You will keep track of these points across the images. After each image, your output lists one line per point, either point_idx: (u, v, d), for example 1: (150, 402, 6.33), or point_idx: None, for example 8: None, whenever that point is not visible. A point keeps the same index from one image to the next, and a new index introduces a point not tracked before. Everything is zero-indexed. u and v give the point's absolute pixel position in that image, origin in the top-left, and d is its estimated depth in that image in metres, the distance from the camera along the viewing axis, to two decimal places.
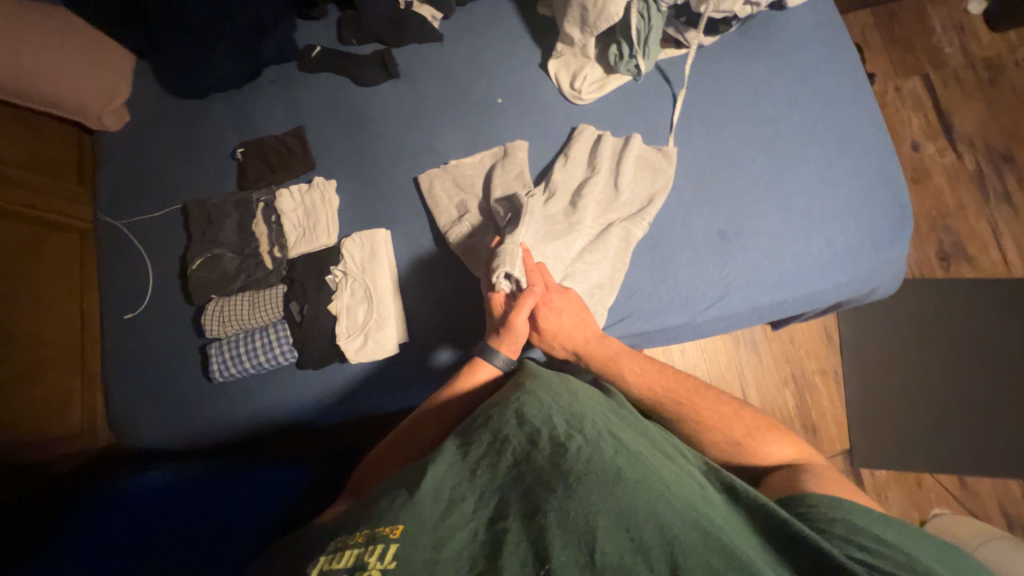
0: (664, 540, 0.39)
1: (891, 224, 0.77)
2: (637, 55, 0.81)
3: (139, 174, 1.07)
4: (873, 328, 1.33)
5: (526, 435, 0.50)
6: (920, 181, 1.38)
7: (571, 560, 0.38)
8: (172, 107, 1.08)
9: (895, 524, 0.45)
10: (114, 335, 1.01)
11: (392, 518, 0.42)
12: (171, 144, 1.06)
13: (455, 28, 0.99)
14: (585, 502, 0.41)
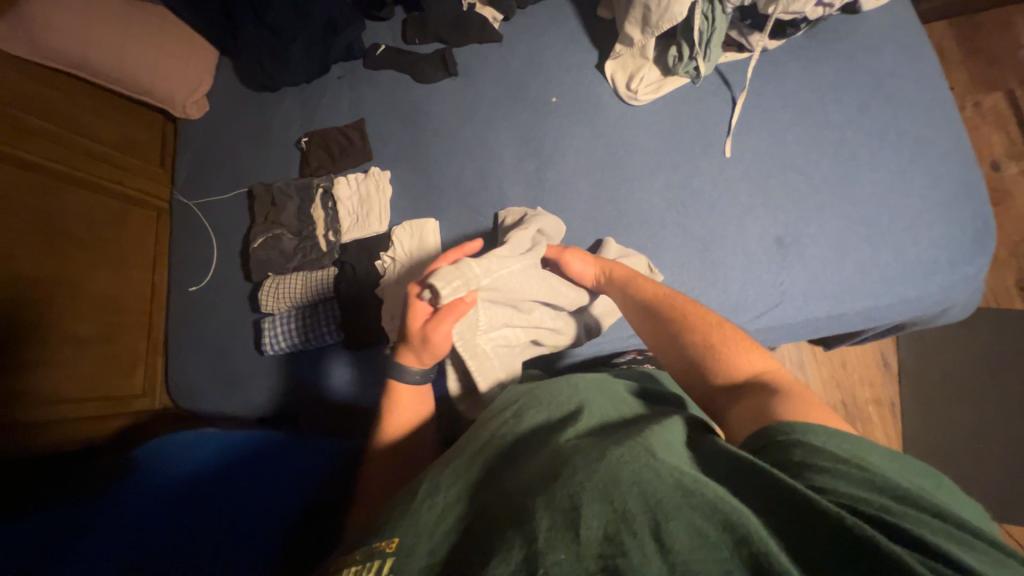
0: (647, 506, 0.34)
1: (970, 239, 0.72)
2: (697, 56, 0.81)
3: (214, 159, 1.15)
4: (940, 359, 1.23)
5: (523, 433, 0.49)
6: (999, 203, 1.28)
7: (553, 538, 0.34)
8: (248, 99, 1.17)
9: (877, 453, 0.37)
10: (179, 306, 1.09)
11: (389, 532, 0.42)
12: (245, 133, 1.15)
13: (514, 29, 1.01)
14: (567, 476, 0.38)
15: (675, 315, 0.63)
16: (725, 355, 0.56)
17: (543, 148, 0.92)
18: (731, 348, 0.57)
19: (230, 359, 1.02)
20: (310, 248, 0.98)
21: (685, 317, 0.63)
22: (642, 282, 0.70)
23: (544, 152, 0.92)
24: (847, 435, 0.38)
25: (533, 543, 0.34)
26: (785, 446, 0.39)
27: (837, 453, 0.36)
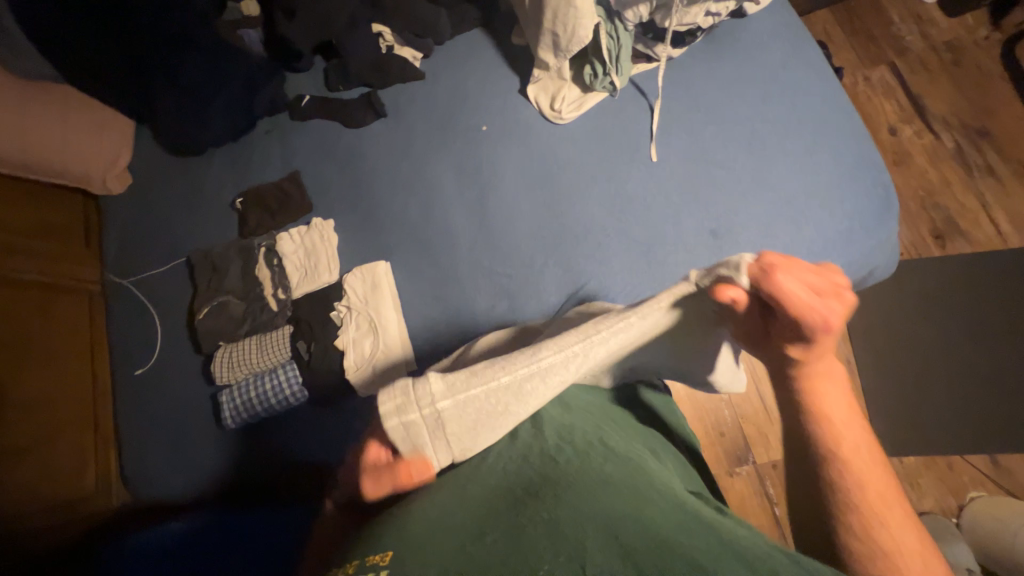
0: (653, 541, 0.39)
1: (878, 205, 0.78)
2: (610, 72, 0.86)
3: (144, 233, 1.10)
4: (880, 312, 1.33)
5: (518, 454, 0.54)
6: (902, 163, 1.41)
7: (562, 561, 0.37)
8: (173, 167, 1.13)
9: None
10: (126, 392, 1.02)
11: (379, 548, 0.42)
12: (174, 201, 1.10)
13: (435, 64, 1.04)
14: (575, 509, 0.43)
15: (877, 509, 0.46)
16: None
17: (482, 175, 0.94)
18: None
19: (188, 438, 0.95)
20: (261, 310, 0.95)
21: (889, 513, 0.46)
22: (870, 452, 0.49)
23: (484, 179, 0.94)
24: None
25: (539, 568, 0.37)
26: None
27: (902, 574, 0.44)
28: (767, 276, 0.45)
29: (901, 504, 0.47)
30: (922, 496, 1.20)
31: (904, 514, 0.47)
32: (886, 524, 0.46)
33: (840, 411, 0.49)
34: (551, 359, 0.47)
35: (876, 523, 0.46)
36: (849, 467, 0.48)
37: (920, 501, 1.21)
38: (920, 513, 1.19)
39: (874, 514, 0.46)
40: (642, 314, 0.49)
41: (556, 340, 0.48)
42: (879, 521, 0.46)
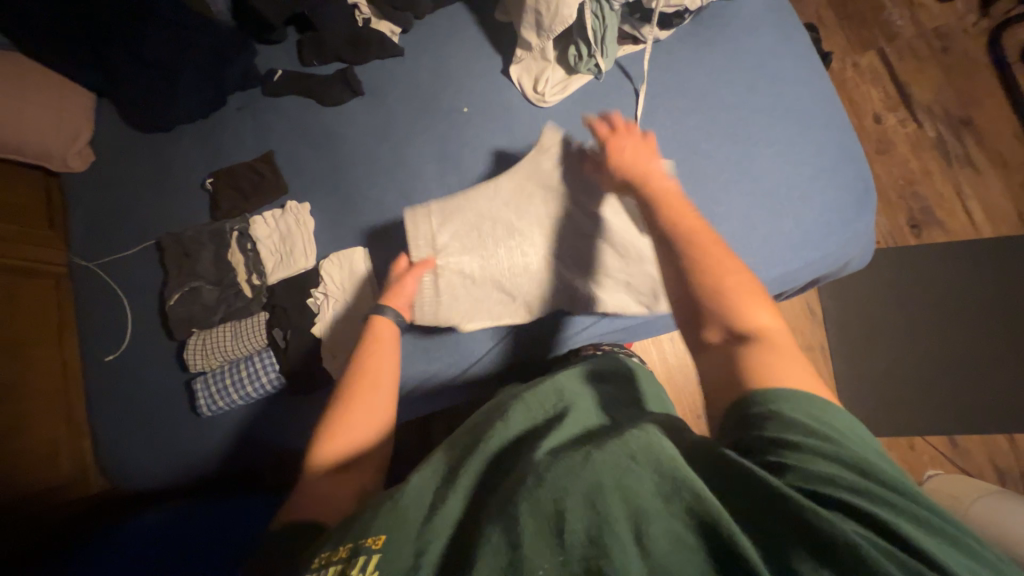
0: (630, 512, 0.39)
1: (857, 197, 0.79)
2: (595, 54, 0.83)
3: (109, 214, 1.05)
4: (855, 299, 1.36)
5: (508, 434, 0.54)
6: (885, 152, 1.42)
7: (540, 544, 0.40)
8: (139, 145, 1.07)
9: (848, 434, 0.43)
10: (100, 379, 0.99)
11: (375, 530, 0.46)
12: (141, 180, 1.05)
13: (415, 40, 0.99)
14: (553, 484, 0.43)
15: (734, 292, 0.56)
16: (781, 363, 0.49)
17: (463, 160, 0.91)
18: (788, 357, 0.49)
19: (164, 425, 0.94)
20: (235, 297, 0.92)
21: (744, 299, 0.55)
22: (737, 281, 0.57)
23: (464, 164, 0.91)
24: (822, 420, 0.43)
25: (517, 548, 0.40)
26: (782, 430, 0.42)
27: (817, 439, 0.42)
28: (614, 134, 0.75)
29: (760, 296, 0.56)
30: None
31: (772, 319, 0.54)
32: (741, 309, 0.54)
33: (723, 259, 0.59)
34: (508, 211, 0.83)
35: (728, 307, 0.55)
36: (716, 275, 0.57)
37: None
38: None
39: (725, 295, 0.56)
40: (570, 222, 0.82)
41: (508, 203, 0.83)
42: (737, 310, 0.54)
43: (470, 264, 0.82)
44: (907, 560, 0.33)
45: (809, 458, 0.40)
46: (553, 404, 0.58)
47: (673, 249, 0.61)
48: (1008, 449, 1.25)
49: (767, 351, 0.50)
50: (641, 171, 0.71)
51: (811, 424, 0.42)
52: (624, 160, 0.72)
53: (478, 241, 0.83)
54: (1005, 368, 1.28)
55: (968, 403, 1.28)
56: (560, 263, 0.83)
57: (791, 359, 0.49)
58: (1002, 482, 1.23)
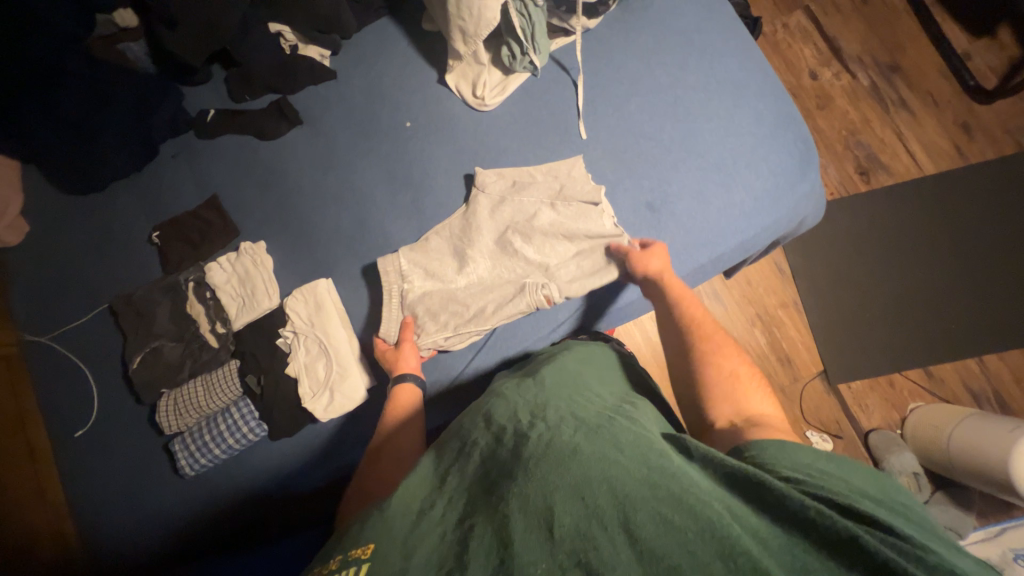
0: (618, 501, 0.41)
1: (799, 159, 0.81)
2: (528, 51, 0.82)
3: (55, 285, 1.00)
4: (819, 252, 1.40)
5: (493, 434, 0.55)
6: (825, 106, 1.46)
7: (531, 540, 0.40)
8: (74, 208, 1.02)
9: (836, 460, 0.47)
10: (67, 457, 0.94)
11: (363, 540, 0.45)
12: (83, 244, 1.00)
13: (347, 62, 0.98)
14: (542, 481, 0.44)
15: (742, 380, 0.63)
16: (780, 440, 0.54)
17: (414, 177, 0.90)
18: (785, 434, 0.55)
19: (145, 493, 0.90)
20: (201, 348, 0.90)
21: (745, 386, 0.62)
22: (745, 374, 0.64)
23: (416, 181, 0.90)
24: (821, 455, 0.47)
25: (507, 547, 0.40)
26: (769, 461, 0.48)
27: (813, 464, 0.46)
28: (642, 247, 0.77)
29: (758, 382, 0.63)
30: (869, 416, 1.31)
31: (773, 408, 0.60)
32: (746, 398, 0.61)
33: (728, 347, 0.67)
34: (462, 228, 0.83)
35: (733, 393, 0.61)
36: (718, 363, 0.65)
37: (868, 420, 1.32)
38: (870, 431, 1.30)
39: (733, 380, 0.63)
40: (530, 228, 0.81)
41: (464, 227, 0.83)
42: (739, 394, 0.61)
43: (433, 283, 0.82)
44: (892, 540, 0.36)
45: (820, 480, 0.44)
46: (538, 402, 0.59)
47: (686, 342, 0.68)
48: (977, 371, 1.32)
49: (776, 434, 0.55)
50: (673, 293, 0.73)
51: (821, 461, 0.47)
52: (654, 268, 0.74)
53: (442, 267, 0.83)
54: (965, 297, 1.34)
55: (938, 334, 1.33)
56: (527, 259, 0.81)
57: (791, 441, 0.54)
58: (976, 402, 1.30)
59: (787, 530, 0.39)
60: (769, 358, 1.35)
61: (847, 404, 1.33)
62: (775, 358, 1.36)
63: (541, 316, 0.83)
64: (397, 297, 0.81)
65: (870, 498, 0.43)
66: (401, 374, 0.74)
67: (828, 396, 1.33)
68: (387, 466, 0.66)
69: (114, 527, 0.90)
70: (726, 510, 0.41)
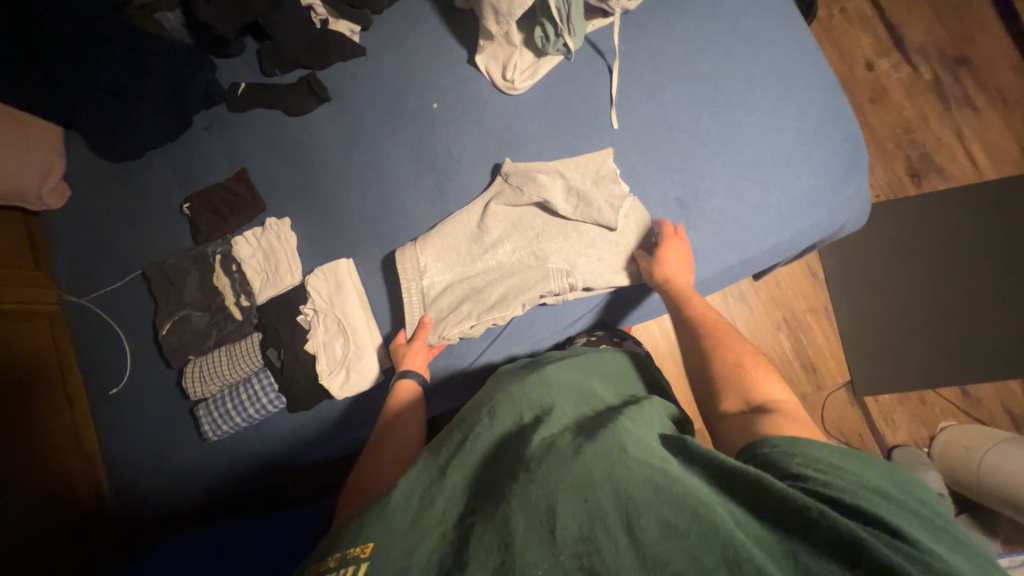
0: (621, 504, 0.41)
1: (845, 160, 0.76)
2: (562, 33, 0.78)
3: (94, 249, 1.05)
4: (855, 257, 1.33)
5: (498, 432, 0.55)
6: (879, 101, 1.36)
7: (533, 539, 0.40)
8: (114, 177, 1.05)
9: (851, 453, 0.45)
10: (103, 416, 1.00)
11: (361, 538, 0.45)
12: (121, 211, 1.04)
13: (377, 38, 0.96)
14: (543, 481, 0.44)
15: (751, 369, 0.60)
16: (794, 426, 0.50)
17: (438, 160, 0.89)
18: (796, 422, 0.50)
19: (171, 455, 0.94)
20: (224, 320, 0.92)
21: (756, 375, 0.59)
22: (755, 362, 0.61)
23: (440, 164, 0.89)
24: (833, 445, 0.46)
25: (509, 547, 0.40)
26: (782, 454, 0.46)
27: (832, 460, 0.44)
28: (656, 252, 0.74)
29: (770, 371, 0.59)
30: (894, 431, 1.27)
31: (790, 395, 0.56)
32: (757, 384, 0.57)
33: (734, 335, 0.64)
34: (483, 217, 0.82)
35: (743, 380, 0.58)
36: (723, 353, 0.62)
37: (892, 435, 1.27)
38: (894, 446, 1.25)
39: (743, 368, 0.60)
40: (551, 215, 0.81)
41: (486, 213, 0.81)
42: (750, 383, 0.58)
43: (448, 272, 0.81)
44: (902, 549, 0.35)
45: (832, 476, 0.42)
46: (539, 404, 0.58)
47: (698, 339, 0.66)
48: (1019, 393, 1.25)
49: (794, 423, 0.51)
50: (685, 292, 0.71)
51: (832, 455, 0.44)
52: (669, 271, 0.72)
53: (462, 255, 0.82)
54: (1015, 313, 1.25)
55: (980, 352, 1.26)
56: (549, 249, 0.80)
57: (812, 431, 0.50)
58: (1015, 426, 1.23)
59: (793, 537, 0.38)
60: (793, 365, 1.31)
61: (872, 417, 1.28)
62: (799, 364, 1.31)
63: (557, 310, 0.82)
64: (417, 294, 0.80)
65: (878, 492, 0.41)
66: (405, 371, 0.75)
67: (851, 406, 1.29)
68: (391, 456, 0.65)
69: (143, 484, 0.95)
70: (732, 519, 0.39)
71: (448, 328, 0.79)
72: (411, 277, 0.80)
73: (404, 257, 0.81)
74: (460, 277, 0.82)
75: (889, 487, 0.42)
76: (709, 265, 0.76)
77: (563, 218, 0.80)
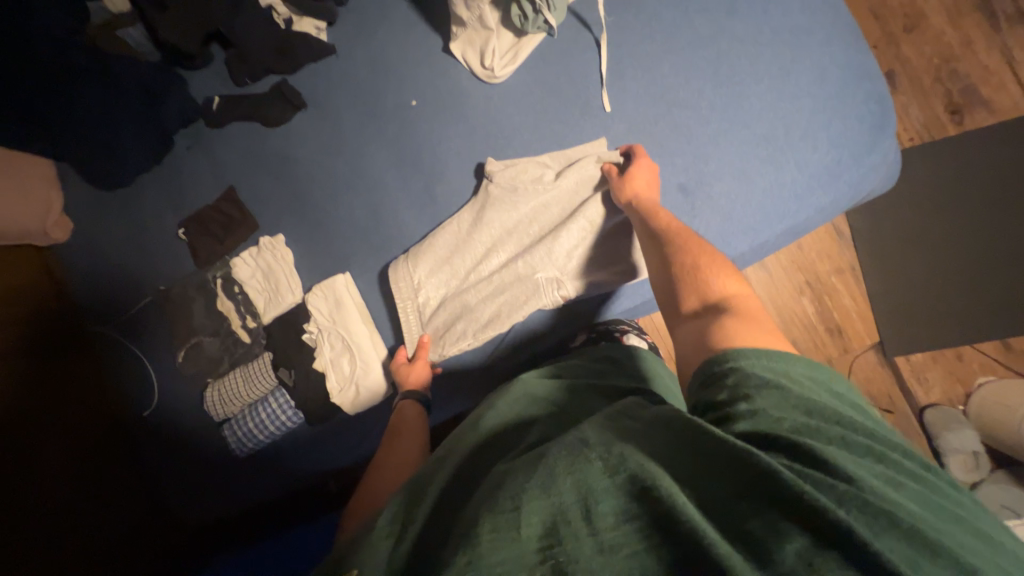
0: (581, 494, 0.39)
1: (869, 126, 0.67)
2: (541, 10, 0.71)
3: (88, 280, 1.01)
4: (884, 210, 1.24)
5: (476, 442, 0.55)
6: (916, 27, 1.21)
7: (497, 533, 0.38)
8: (101, 204, 1.02)
9: (799, 367, 0.45)
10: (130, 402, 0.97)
11: (346, 560, 0.43)
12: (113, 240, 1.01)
13: (344, 32, 0.89)
14: (511, 482, 0.43)
15: (708, 274, 0.60)
16: (748, 330, 0.50)
17: (423, 162, 0.85)
18: (746, 320, 0.51)
19: (193, 459, 0.94)
20: (235, 342, 0.94)
21: (712, 279, 0.59)
22: (714, 267, 0.60)
23: (426, 166, 0.85)
24: (770, 353, 0.46)
25: (473, 543, 0.38)
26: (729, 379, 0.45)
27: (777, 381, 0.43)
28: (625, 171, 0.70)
29: (728, 272, 0.59)
30: (926, 390, 1.22)
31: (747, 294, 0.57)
32: (714, 286, 0.58)
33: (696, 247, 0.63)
34: (474, 224, 0.79)
35: (701, 285, 0.59)
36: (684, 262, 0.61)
37: (926, 394, 1.23)
38: (927, 406, 1.21)
39: (702, 274, 0.60)
40: (545, 214, 0.77)
41: (478, 219, 0.79)
42: (706, 285, 0.58)
43: (443, 287, 0.80)
44: (817, 475, 0.36)
45: (777, 406, 0.42)
46: (524, 414, 0.59)
47: (663, 254, 0.64)
48: None
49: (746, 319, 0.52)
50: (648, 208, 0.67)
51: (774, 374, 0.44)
52: (636, 189, 0.67)
53: (456, 267, 0.79)
54: None
55: None
56: (547, 249, 0.75)
57: (762, 326, 0.51)
58: None
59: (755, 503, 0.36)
60: (817, 329, 1.26)
61: (903, 377, 1.23)
62: (824, 329, 1.26)
63: (560, 313, 0.80)
64: (414, 312, 0.79)
65: (810, 413, 0.41)
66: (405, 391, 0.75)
67: (881, 368, 1.24)
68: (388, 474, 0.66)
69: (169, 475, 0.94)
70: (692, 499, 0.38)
71: (447, 347, 0.79)
72: (408, 288, 0.80)
73: (397, 272, 0.80)
74: (455, 290, 0.80)
75: (832, 403, 0.43)
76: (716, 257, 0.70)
77: (558, 217, 0.75)
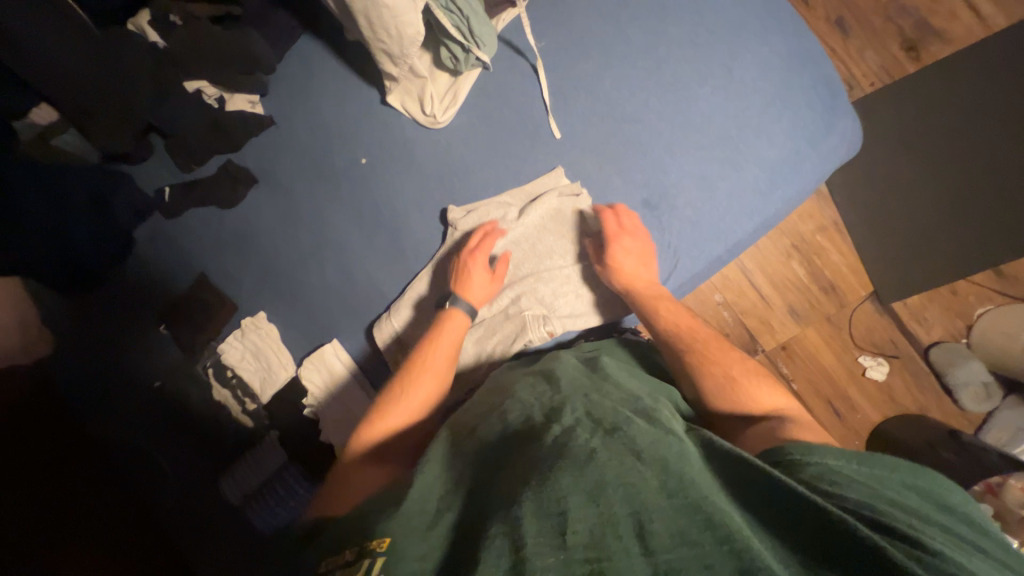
0: (633, 509, 0.40)
1: (822, 109, 0.67)
2: (471, 51, 0.68)
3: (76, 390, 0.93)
4: (856, 161, 1.26)
5: (510, 436, 0.54)
6: None
7: (545, 540, 0.39)
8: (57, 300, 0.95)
9: (899, 471, 0.47)
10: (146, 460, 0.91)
11: (379, 533, 0.43)
12: (85, 346, 0.95)
13: (281, 100, 0.88)
14: (556, 484, 0.43)
15: (740, 380, 0.60)
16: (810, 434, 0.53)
17: (385, 217, 0.83)
18: (803, 424, 0.55)
19: (222, 544, 0.87)
20: (237, 429, 0.91)
21: (747, 383, 0.60)
22: (746, 374, 0.61)
23: (388, 221, 0.83)
24: (867, 458, 0.48)
25: (518, 547, 0.38)
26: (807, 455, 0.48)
27: (854, 470, 0.46)
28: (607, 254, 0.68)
29: (763, 377, 0.61)
30: (927, 330, 1.23)
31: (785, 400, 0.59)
32: (756, 396, 0.59)
33: (721, 354, 0.63)
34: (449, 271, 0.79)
35: (746, 401, 0.59)
36: (709, 367, 0.62)
37: (928, 334, 1.24)
38: (931, 345, 1.23)
39: (738, 382, 0.60)
40: (519, 253, 0.75)
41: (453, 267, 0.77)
42: (749, 399, 0.59)
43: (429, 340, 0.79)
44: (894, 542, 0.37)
45: (863, 489, 0.44)
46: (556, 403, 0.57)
47: (695, 372, 0.62)
48: None
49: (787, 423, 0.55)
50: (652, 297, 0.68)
51: (856, 465, 0.47)
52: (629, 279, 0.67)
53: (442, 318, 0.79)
54: None
55: None
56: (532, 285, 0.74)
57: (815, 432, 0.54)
58: None
59: (812, 551, 0.38)
60: (811, 289, 1.27)
61: (902, 321, 1.25)
62: (818, 287, 1.27)
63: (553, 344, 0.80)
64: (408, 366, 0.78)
65: (895, 502, 0.43)
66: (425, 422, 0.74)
67: (879, 315, 1.25)
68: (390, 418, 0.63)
69: (187, 534, 0.88)
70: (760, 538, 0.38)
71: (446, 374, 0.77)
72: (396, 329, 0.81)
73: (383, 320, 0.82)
74: None
75: (918, 503, 0.44)
76: (695, 265, 0.70)
77: (528, 254, 0.75)
